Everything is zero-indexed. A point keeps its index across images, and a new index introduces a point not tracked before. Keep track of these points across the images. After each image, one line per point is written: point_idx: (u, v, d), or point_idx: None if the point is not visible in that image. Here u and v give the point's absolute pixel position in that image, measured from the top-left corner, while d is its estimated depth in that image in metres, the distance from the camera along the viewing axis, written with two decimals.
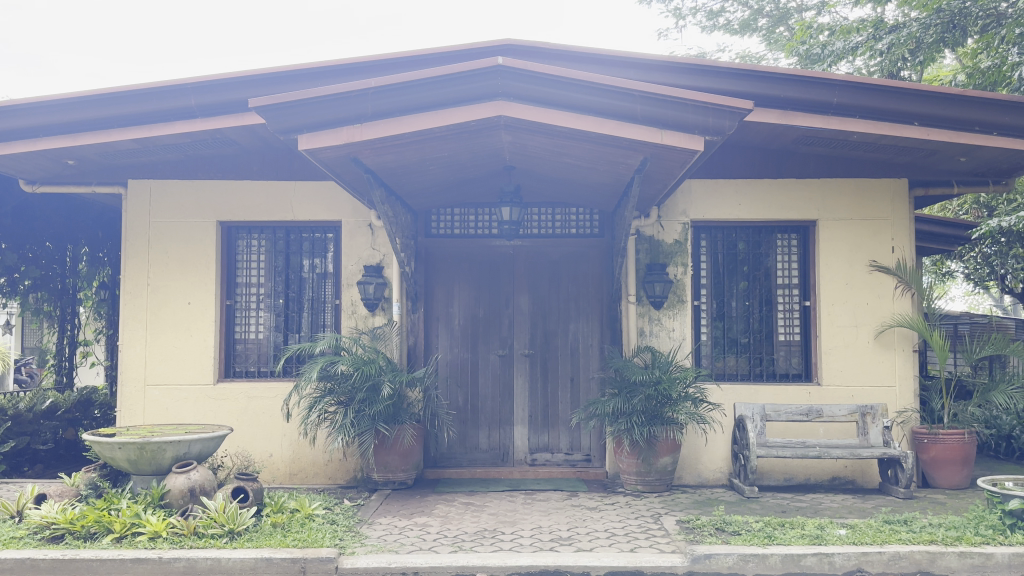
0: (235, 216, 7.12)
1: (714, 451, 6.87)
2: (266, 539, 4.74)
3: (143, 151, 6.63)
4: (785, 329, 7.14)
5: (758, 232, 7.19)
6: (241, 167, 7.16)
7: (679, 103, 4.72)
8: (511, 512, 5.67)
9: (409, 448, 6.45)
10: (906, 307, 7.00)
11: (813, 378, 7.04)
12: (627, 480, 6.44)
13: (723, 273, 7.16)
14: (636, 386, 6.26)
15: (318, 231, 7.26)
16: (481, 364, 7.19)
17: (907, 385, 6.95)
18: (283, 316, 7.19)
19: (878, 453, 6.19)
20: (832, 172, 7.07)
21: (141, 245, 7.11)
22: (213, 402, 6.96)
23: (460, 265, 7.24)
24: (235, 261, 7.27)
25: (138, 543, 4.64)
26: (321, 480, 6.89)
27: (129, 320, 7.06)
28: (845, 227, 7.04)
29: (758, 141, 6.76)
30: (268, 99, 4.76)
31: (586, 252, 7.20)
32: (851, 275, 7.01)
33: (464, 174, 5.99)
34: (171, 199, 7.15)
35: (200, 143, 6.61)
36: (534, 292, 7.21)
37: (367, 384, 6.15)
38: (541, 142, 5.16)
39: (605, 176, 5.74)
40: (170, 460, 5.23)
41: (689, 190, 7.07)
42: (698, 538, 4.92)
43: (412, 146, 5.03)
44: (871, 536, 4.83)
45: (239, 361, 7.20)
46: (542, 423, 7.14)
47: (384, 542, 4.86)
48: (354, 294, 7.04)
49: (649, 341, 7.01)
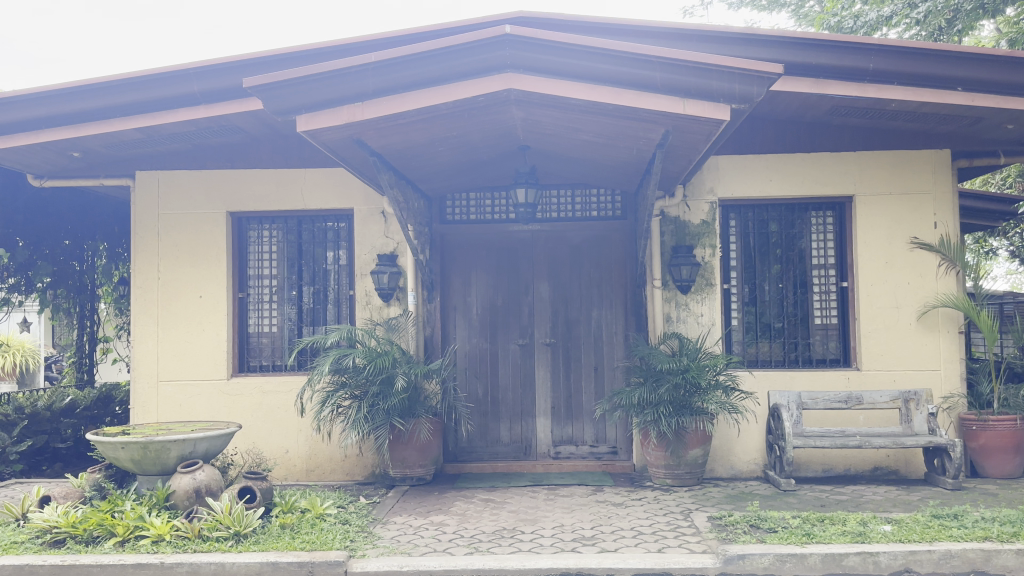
0: (245, 207, 6.90)
1: (747, 442, 6.53)
2: (273, 541, 4.52)
3: (148, 141, 6.44)
4: (821, 311, 6.77)
5: (790, 211, 6.80)
6: (250, 155, 6.92)
7: (702, 69, 4.38)
8: (532, 509, 5.40)
9: (426, 442, 6.20)
10: (951, 286, 6.59)
11: (852, 364, 6.67)
12: (655, 473, 6.14)
13: (753, 255, 6.79)
14: (663, 375, 5.95)
15: (330, 220, 7.02)
16: (501, 354, 6.91)
17: (953, 368, 6.55)
18: (296, 308, 6.96)
19: (922, 442, 5.84)
20: (868, 145, 6.67)
21: (150, 238, 6.93)
22: (226, 399, 6.77)
23: (478, 251, 6.97)
24: (246, 252, 7.07)
25: (140, 547, 4.45)
26: (339, 476, 6.67)
27: (140, 315, 6.90)
28: (884, 203, 6.64)
29: (789, 112, 6.37)
30: (263, 78, 4.50)
31: (609, 235, 6.88)
32: (892, 254, 6.62)
33: (477, 156, 5.69)
34: (180, 190, 6.95)
35: (206, 131, 6.40)
36: (554, 278, 6.91)
37: (380, 377, 5.92)
38: (556, 118, 4.84)
39: (625, 152, 5.42)
40: (175, 459, 5.02)
41: (716, 167, 6.71)
42: (731, 536, 4.61)
43: (417, 125, 4.75)
44: (919, 534, 4.48)
45: (254, 355, 7.00)
46: (565, 415, 6.85)
47: (397, 544, 4.61)
48: (369, 284, 6.80)
49: (676, 328, 6.66)
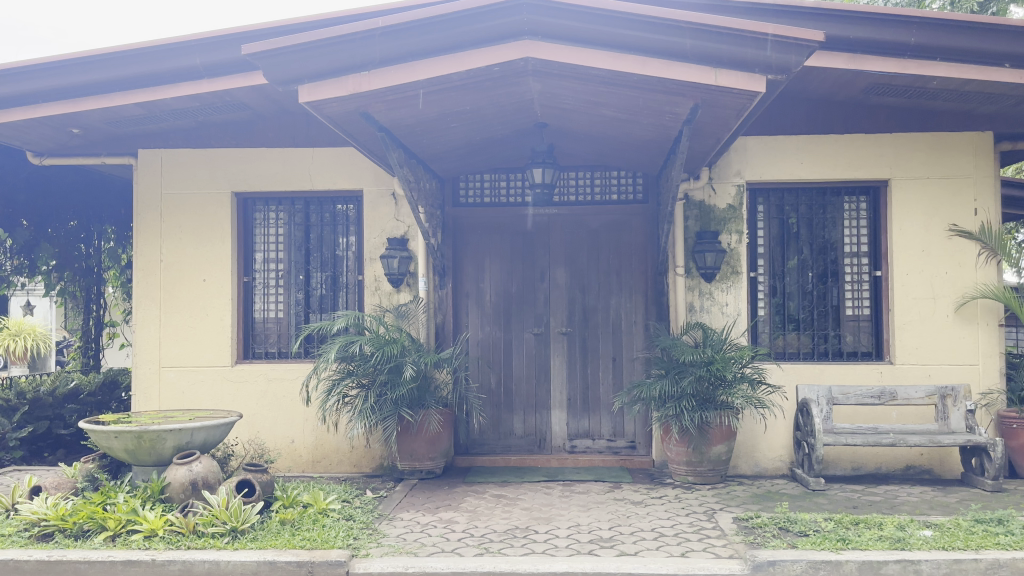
0: (251, 187, 6.63)
1: (773, 439, 6.21)
2: (271, 539, 4.26)
3: (150, 117, 6.19)
4: (853, 302, 6.42)
5: (822, 195, 6.46)
6: (255, 132, 6.65)
7: (736, 36, 4.05)
8: (546, 507, 5.11)
9: (436, 434, 5.92)
10: (991, 276, 6.23)
11: (885, 357, 6.34)
12: (676, 470, 5.84)
13: (782, 242, 6.45)
14: (686, 367, 5.65)
15: (339, 203, 6.73)
16: (515, 344, 6.63)
17: (992, 363, 6.20)
18: (303, 294, 6.69)
19: (960, 440, 5.52)
20: (906, 126, 6.31)
21: (153, 219, 6.68)
22: (230, 386, 6.53)
23: (492, 236, 6.67)
24: (252, 235, 6.79)
25: (131, 543, 4.22)
26: (346, 468, 6.41)
27: (142, 298, 6.66)
28: (921, 188, 6.29)
29: (822, 90, 6.02)
30: (264, 44, 4.21)
31: (629, 220, 6.56)
32: (928, 241, 6.27)
33: (491, 133, 5.39)
34: (184, 169, 6.69)
35: (209, 107, 6.14)
36: (571, 265, 6.61)
37: (389, 364, 5.65)
38: (576, 91, 4.53)
39: (649, 130, 5.10)
40: (171, 450, 4.77)
41: (744, 148, 6.36)
42: (759, 540, 4.31)
43: (427, 98, 4.45)
44: (963, 541, 4.16)
45: (259, 342, 6.74)
46: (582, 407, 6.56)
47: (403, 543, 4.34)
48: (378, 268, 6.53)
49: (699, 317, 6.35)
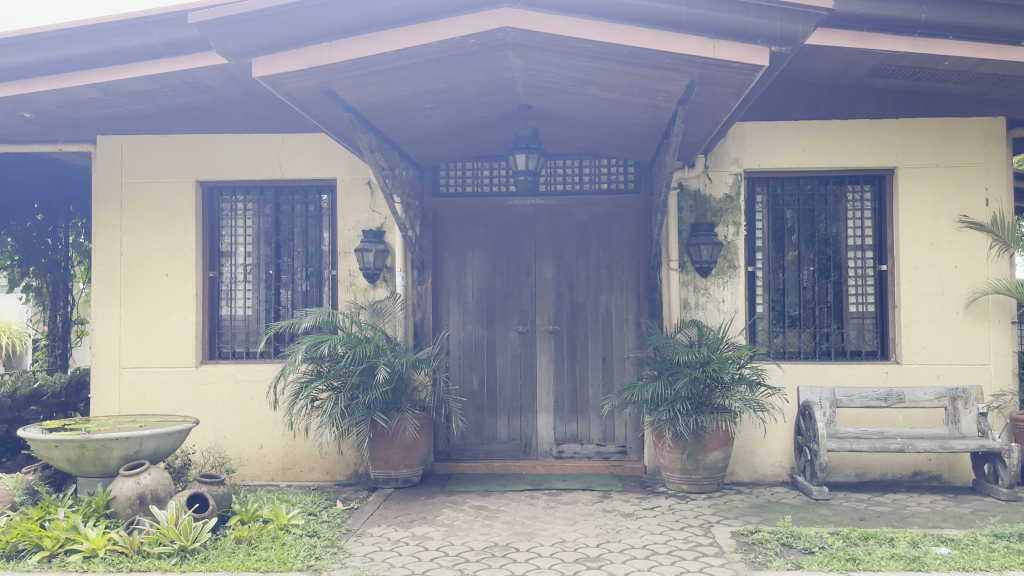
0: (216, 175, 6.21)
1: (773, 444, 5.84)
2: (224, 560, 3.86)
3: (107, 100, 5.77)
4: (856, 299, 6.05)
5: (824, 185, 6.08)
6: (222, 118, 6.23)
7: (736, 4, 3.68)
8: (528, 520, 4.72)
9: (413, 440, 5.52)
10: (1003, 270, 5.87)
11: (890, 356, 5.98)
12: (670, 478, 5.47)
13: (782, 235, 6.07)
14: (680, 368, 5.28)
15: (312, 192, 6.32)
16: (499, 342, 6.23)
17: (1005, 363, 5.84)
18: (273, 289, 6.28)
19: (973, 446, 5.16)
20: (913, 111, 5.94)
21: (113, 210, 6.26)
22: (195, 389, 6.11)
23: (474, 228, 6.27)
24: (218, 226, 6.37)
25: (68, 565, 3.82)
26: (318, 476, 6.01)
27: (101, 294, 6.24)
28: (929, 176, 5.92)
29: (826, 71, 5.64)
30: (214, 12, 3.81)
31: (621, 211, 6.18)
32: (937, 234, 5.90)
33: (471, 116, 4.99)
34: (146, 156, 6.27)
35: (170, 90, 5.72)
36: (559, 258, 6.22)
37: (361, 366, 5.26)
38: (560, 67, 4.14)
39: (641, 112, 4.71)
40: (118, 460, 4.36)
41: (741, 135, 5.98)
42: (760, 560, 3.94)
43: (396, 74, 4.05)
44: (985, 560, 3.79)
45: (226, 340, 6.32)
46: (570, 410, 6.18)
47: (369, 564, 3.93)
48: (352, 263, 6.12)
49: (695, 315, 5.97)
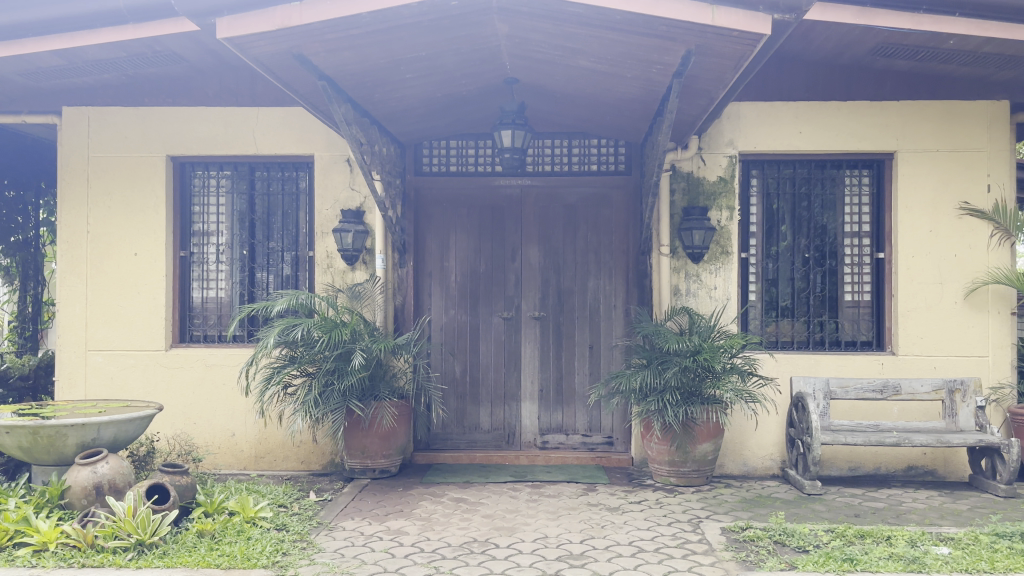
0: (188, 150, 5.93)
1: (764, 436, 5.65)
2: (183, 555, 3.62)
3: (72, 68, 5.47)
4: (852, 287, 5.85)
5: (821, 169, 5.86)
6: (194, 90, 5.95)
7: None
8: (510, 514, 4.51)
9: (391, 429, 5.28)
10: (1004, 259, 5.68)
11: (886, 347, 5.79)
12: (658, 471, 5.26)
13: (776, 221, 5.86)
14: (670, 357, 5.07)
15: (289, 169, 6.05)
16: (482, 328, 6.00)
17: (1004, 355, 5.66)
18: (248, 271, 6.02)
19: (971, 440, 4.98)
20: (915, 93, 5.73)
21: (79, 185, 5.97)
22: (164, 373, 5.86)
23: (458, 209, 6.03)
24: (190, 204, 6.09)
25: (16, 559, 3.58)
26: (293, 464, 5.78)
27: (66, 274, 5.96)
28: (929, 161, 5.72)
29: (826, 49, 5.42)
30: None
31: (610, 194, 5.96)
32: (936, 221, 5.70)
33: (455, 89, 4.74)
34: (114, 129, 5.98)
35: (140, 59, 5.43)
36: (546, 242, 5.99)
37: (337, 351, 5.02)
38: (549, 35, 3.90)
39: (633, 86, 4.47)
40: (74, 448, 4.12)
41: (737, 115, 5.75)
42: (753, 559, 3.74)
43: (373, 38, 3.80)
44: (988, 562, 3.60)
45: (197, 323, 6.06)
46: (555, 399, 5.96)
47: (339, 561, 3.70)
48: (330, 244, 5.87)
49: (685, 302, 5.76)
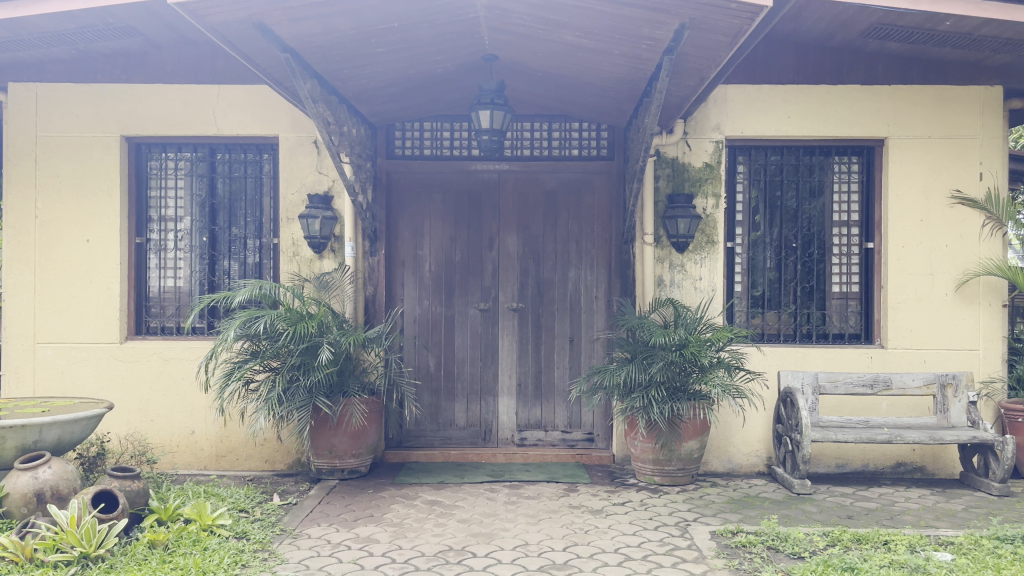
0: (144, 129, 5.57)
1: (750, 432, 5.45)
2: (133, 569, 3.32)
3: (17, 40, 5.09)
4: (841, 278, 5.66)
5: (810, 156, 5.65)
6: (151, 66, 5.58)
7: None
8: (487, 518, 4.25)
9: (361, 427, 4.99)
10: (995, 250, 5.52)
11: (874, 341, 5.61)
12: (641, 469, 5.03)
13: (764, 210, 5.64)
14: (655, 351, 4.84)
15: (252, 151, 5.71)
16: (458, 320, 5.73)
17: (994, 348, 5.51)
18: (208, 259, 5.67)
19: (964, 437, 4.81)
20: (906, 77, 5.53)
21: (26, 166, 5.57)
22: (119, 367, 5.51)
23: (432, 195, 5.73)
24: (146, 188, 5.72)
25: None
26: (257, 464, 5.48)
27: (12, 261, 5.57)
28: (921, 148, 5.53)
29: (817, 30, 5.19)
30: None
31: (592, 180, 5.70)
32: (928, 210, 5.52)
33: (429, 65, 4.44)
34: (64, 107, 5.59)
35: (91, 31, 5.06)
36: (524, 230, 5.72)
37: (303, 345, 4.72)
38: (531, 6, 3.61)
39: (619, 64, 4.20)
40: (13, 452, 3.79)
41: (724, 99, 5.51)
42: (747, 567, 3.52)
43: (341, 6, 3.49)
44: (995, 569, 3.41)
45: (154, 314, 5.71)
46: (533, 394, 5.71)
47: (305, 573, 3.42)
48: (296, 231, 5.54)
49: (669, 294, 5.53)
